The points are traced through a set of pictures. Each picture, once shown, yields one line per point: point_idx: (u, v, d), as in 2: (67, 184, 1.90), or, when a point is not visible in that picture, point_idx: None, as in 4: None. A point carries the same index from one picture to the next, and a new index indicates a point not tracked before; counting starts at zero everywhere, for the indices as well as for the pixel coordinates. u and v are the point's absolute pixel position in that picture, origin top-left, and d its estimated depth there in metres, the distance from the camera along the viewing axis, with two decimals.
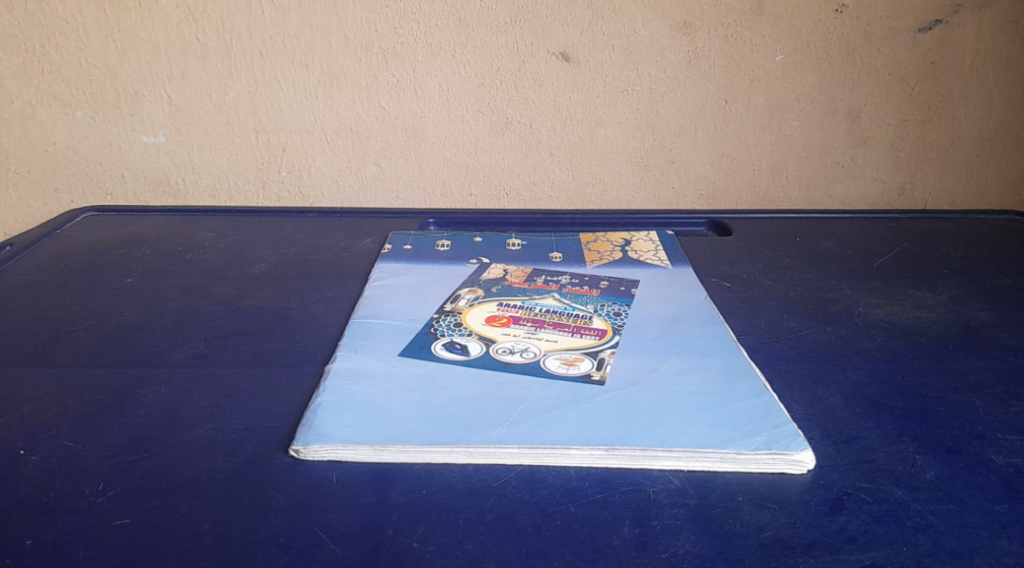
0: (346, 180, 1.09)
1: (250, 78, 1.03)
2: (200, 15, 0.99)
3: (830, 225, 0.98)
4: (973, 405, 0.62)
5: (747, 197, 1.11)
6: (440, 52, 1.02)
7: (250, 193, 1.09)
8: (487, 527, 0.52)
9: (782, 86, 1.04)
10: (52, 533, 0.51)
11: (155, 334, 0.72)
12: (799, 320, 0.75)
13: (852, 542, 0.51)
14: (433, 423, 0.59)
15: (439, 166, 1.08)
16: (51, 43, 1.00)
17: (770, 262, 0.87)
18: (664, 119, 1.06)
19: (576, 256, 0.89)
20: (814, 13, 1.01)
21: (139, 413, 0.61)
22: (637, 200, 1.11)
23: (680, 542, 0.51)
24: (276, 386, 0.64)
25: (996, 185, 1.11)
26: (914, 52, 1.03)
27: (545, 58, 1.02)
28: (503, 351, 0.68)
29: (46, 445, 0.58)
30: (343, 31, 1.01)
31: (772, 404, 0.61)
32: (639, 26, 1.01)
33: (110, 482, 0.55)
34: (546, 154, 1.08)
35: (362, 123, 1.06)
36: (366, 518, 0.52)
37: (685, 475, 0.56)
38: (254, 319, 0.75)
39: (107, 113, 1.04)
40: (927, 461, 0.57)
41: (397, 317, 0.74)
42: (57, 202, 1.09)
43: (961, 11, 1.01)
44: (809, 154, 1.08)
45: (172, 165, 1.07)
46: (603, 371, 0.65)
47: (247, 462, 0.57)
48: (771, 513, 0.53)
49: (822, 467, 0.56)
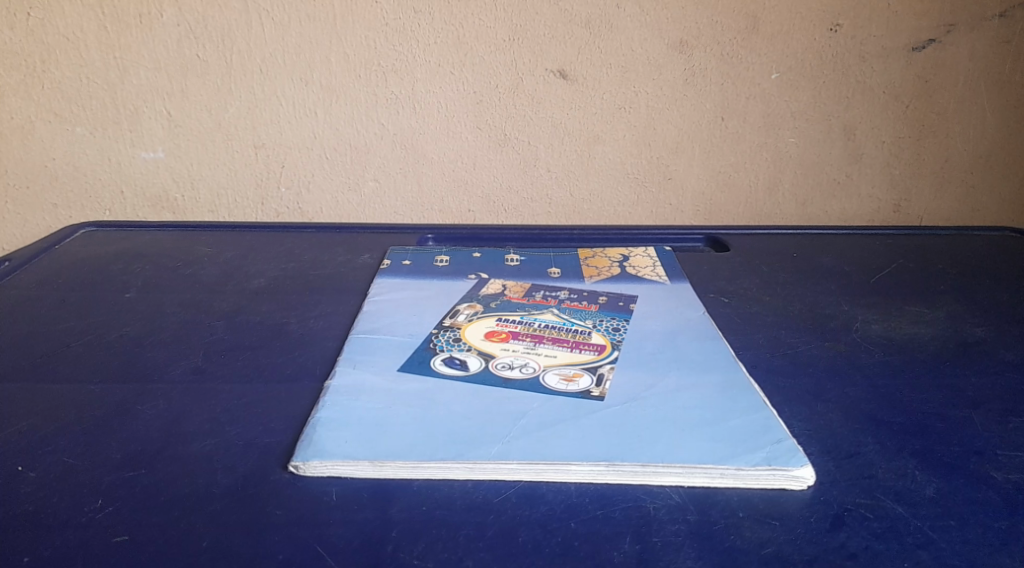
0: (345, 195, 1.09)
1: (249, 94, 1.03)
2: (201, 32, 1.00)
3: (826, 241, 0.99)
4: (972, 422, 0.62)
5: (744, 213, 1.12)
6: (439, 69, 1.02)
7: (249, 208, 1.09)
8: (487, 544, 0.52)
9: (779, 104, 1.05)
10: (50, 549, 0.51)
11: (154, 349, 0.72)
12: (796, 335, 0.75)
13: (853, 558, 0.51)
14: (433, 439, 0.59)
15: (438, 183, 1.09)
16: (51, 60, 1.01)
17: (768, 278, 0.88)
18: (662, 136, 1.07)
19: (575, 271, 0.89)
20: (809, 32, 1.02)
21: (138, 429, 0.61)
22: (635, 216, 1.11)
23: (680, 558, 0.51)
24: (276, 401, 0.64)
25: (991, 203, 1.12)
26: (908, 71, 1.04)
27: (543, 76, 1.03)
28: (502, 366, 0.68)
29: (44, 461, 0.58)
30: (343, 48, 1.01)
31: (771, 420, 0.61)
32: (636, 44, 1.02)
33: (109, 498, 0.55)
34: (544, 170, 1.08)
35: (361, 139, 1.06)
36: (367, 535, 0.52)
37: (686, 491, 0.56)
38: (254, 335, 0.75)
39: (107, 129, 1.05)
40: (927, 477, 0.57)
41: (396, 333, 0.74)
42: (56, 217, 1.09)
43: (954, 30, 1.02)
44: (806, 171, 1.09)
45: (171, 181, 1.07)
46: (603, 387, 0.65)
47: (246, 477, 0.57)
48: (772, 530, 0.53)
49: (822, 483, 0.56)
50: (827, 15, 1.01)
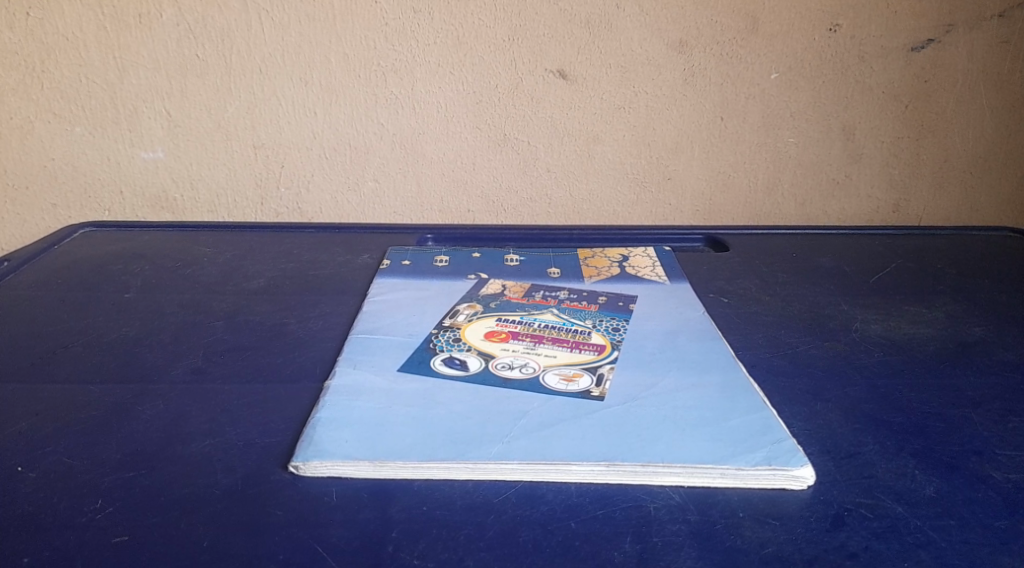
0: (344, 195, 1.09)
1: (248, 94, 1.03)
2: (200, 32, 1.00)
3: (825, 241, 0.99)
4: (971, 421, 0.62)
5: (744, 213, 1.12)
6: (439, 70, 1.02)
7: (248, 209, 1.09)
8: (488, 544, 0.52)
9: (778, 104, 1.05)
10: (50, 550, 0.51)
11: (153, 350, 0.72)
12: (796, 335, 0.75)
13: (853, 558, 0.51)
14: (433, 438, 0.59)
15: (437, 182, 1.09)
16: (50, 60, 1.01)
17: (767, 278, 0.88)
18: (662, 136, 1.07)
19: (575, 272, 0.89)
20: (808, 33, 1.02)
21: (138, 430, 0.61)
22: (634, 216, 1.11)
23: (681, 558, 0.51)
24: (276, 401, 0.64)
25: (990, 202, 1.12)
26: (907, 71, 1.04)
27: (543, 76, 1.03)
28: (502, 366, 0.68)
29: (44, 461, 0.58)
30: (343, 49, 1.01)
31: (771, 420, 0.61)
32: (636, 44, 1.02)
33: (108, 498, 0.55)
34: (544, 170, 1.08)
35: (360, 139, 1.06)
36: (367, 535, 0.52)
37: (686, 491, 0.56)
38: (253, 335, 0.75)
39: (106, 129, 1.04)
40: (927, 477, 0.57)
41: (396, 333, 0.74)
42: (55, 217, 1.09)
43: (953, 30, 1.02)
44: (805, 171, 1.09)
45: (170, 180, 1.07)
46: (603, 387, 0.65)
47: (246, 477, 0.57)
48: (772, 529, 0.53)
49: (821, 483, 0.56)
50: (826, 16, 1.01)
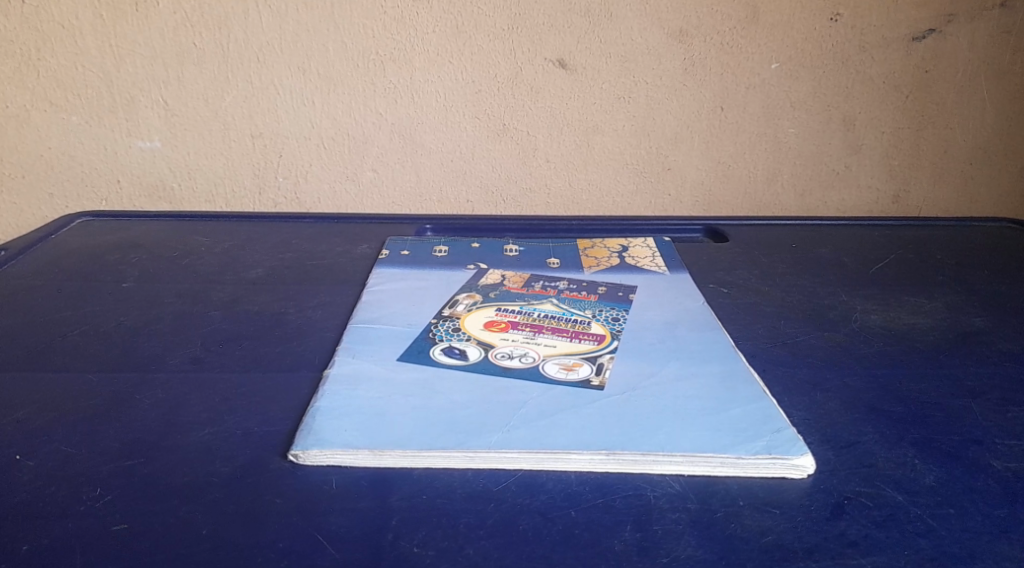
0: (343, 185, 1.09)
1: (246, 84, 1.03)
2: (197, 20, 0.99)
3: (825, 232, 0.98)
4: (972, 411, 0.62)
5: (743, 204, 1.11)
6: (438, 58, 1.02)
7: (246, 198, 1.09)
8: (488, 532, 0.52)
9: (778, 94, 1.05)
10: (49, 537, 0.51)
11: (152, 339, 0.72)
12: (796, 326, 0.75)
13: (853, 547, 0.51)
14: (432, 427, 0.59)
15: (435, 172, 1.08)
16: (46, 48, 1.00)
17: (767, 269, 0.88)
18: (661, 126, 1.06)
19: (574, 262, 0.89)
20: (809, 22, 1.01)
21: (137, 419, 0.61)
22: (633, 207, 1.11)
23: (681, 547, 0.51)
24: (275, 390, 0.64)
25: (990, 193, 1.12)
26: (907, 61, 1.04)
27: (542, 65, 1.03)
28: (502, 355, 0.68)
29: (43, 449, 0.58)
30: (341, 38, 1.01)
31: (771, 409, 0.61)
32: (635, 33, 1.01)
33: (108, 487, 0.55)
34: (543, 160, 1.08)
35: (358, 129, 1.06)
36: (367, 523, 0.52)
37: (686, 480, 0.56)
38: (251, 324, 0.74)
39: (103, 118, 1.04)
40: (927, 466, 0.57)
41: (395, 322, 0.74)
42: (52, 208, 1.08)
43: (954, 20, 1.02)
44: (805, 161, 1.09)
45: (167, 170, 1.07)
46: (602, 376, 0.65)
47: (245, 466, 0.56)
48: (772, 518, 0.53)
49: (822, 472, 0.56)
50: (827, 5, 1.01)
